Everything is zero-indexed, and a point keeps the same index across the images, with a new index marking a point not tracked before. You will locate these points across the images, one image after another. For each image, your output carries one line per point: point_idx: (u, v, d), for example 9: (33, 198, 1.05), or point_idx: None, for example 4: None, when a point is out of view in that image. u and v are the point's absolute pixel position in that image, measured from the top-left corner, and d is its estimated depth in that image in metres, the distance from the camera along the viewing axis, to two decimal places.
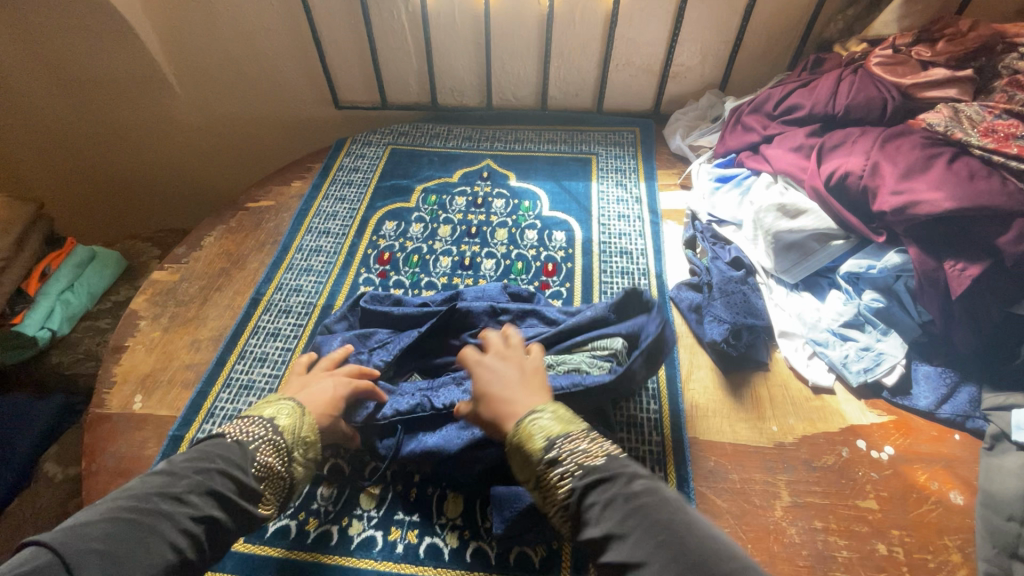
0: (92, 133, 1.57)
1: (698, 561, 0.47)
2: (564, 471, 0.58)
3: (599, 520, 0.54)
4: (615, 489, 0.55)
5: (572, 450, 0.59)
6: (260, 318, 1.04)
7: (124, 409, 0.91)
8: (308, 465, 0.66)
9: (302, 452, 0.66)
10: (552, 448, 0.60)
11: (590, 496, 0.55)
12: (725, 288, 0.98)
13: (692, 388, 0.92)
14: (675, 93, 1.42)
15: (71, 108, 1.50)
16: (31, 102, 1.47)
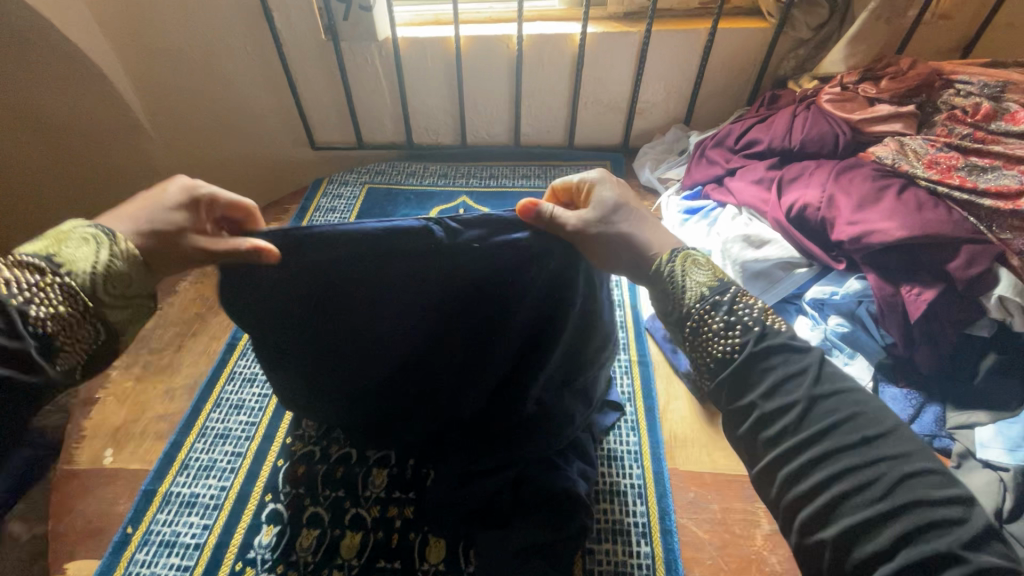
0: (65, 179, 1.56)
1: (881, 453, 0.49)
2: (726, 329, 0.59)
3: (764, 384, 0.56)
4: (790, 358, 0.57)
5: (749, 310, 0.60)
6: (236, 362, 1.03)
7: (94, 464, 0.89)
8: (118, 304, 0.55)
9: (113, 294, 0.54)
10: (718, 296, 0.61)
11: (763, 355, 0.57)
12: None
13: (671, 418, 0.93)
14: (642, 129, 1.48)
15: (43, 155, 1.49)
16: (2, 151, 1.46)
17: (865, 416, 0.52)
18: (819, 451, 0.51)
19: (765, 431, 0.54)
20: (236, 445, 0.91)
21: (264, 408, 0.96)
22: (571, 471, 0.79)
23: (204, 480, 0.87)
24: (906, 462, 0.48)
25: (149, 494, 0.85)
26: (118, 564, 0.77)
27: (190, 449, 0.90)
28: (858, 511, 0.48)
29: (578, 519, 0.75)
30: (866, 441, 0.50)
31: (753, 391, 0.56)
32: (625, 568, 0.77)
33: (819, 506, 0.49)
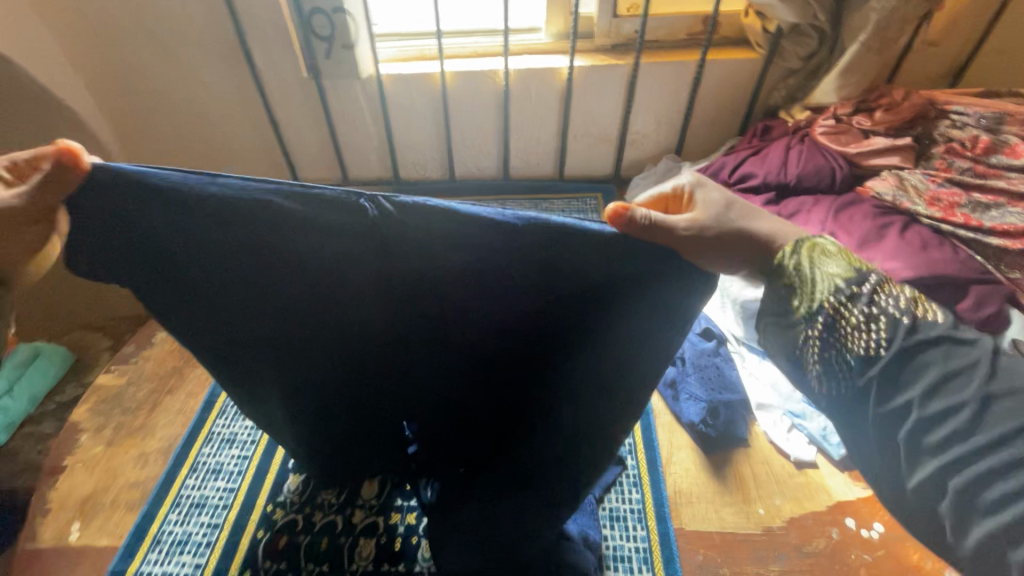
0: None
1: None
2: (868, 325, 0.58)
3: (912, 382, 0.55)
4: (945, 356, 0.56)
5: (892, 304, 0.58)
6: (213, 423, 1.00)
7: (58, 542, 0.82)
8: None
9: None
10: (857, 290, 0.59)
11: (911, 353, 0.56)
12: (698, 362, 0.98)
13: (675, 471, 0.89)
14: (634, 159, 1.45)
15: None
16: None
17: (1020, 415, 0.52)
18: (986, 452, 0.51)
19: (919, 427, 0.54)
20: (209, 514, 0.87)
21: (243, 474, 0.93)
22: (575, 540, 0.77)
23: (177, 558, 0.83)
24: None
25: None
26: None
27: (163, 521, 0.86)
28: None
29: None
30: None
31: (909, 390, 0.55)
32: None
33: (997, 511, 0.49)
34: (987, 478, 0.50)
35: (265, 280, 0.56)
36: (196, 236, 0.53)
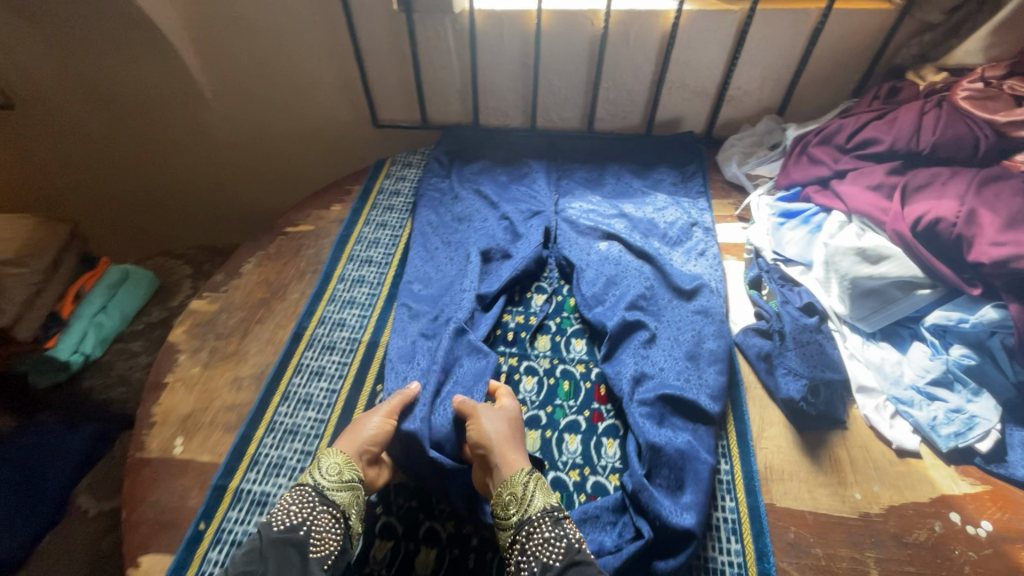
0: (117, 147, 1.49)
1: None
2: (547, 540, 0.70)
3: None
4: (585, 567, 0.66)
5: (540, 542, 0.70)
6: (345, 267, 1.14)
7: (164, 453, 0.87)
8: (338, 487, 0.76)
9: (336, 482, 0.77)
10: (542, 518, 0.72)
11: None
12: (800, 337, 0.91)
13: (765, 446, 0.85)
14: (729, 117, 1.36)
15: (93, 122, 1.44)
16: (52, 109, 1.40)
17: None
18: None
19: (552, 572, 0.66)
20: (389, 248, 1.18)
21: (342, 325, 1.03)
22: (686, 500, 0.74)
23: (289, 444, 0.88)
24: None
25: (220, 489, 0.83)
26: (215, 515, 0.80)
27: (324, 308, 1.06)
28: None
29: (684, 548, 0.71)
30: None
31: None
32: None
33: None
34: None
35: (479, 147, 1.38)
36: (460, 149, 1.38)
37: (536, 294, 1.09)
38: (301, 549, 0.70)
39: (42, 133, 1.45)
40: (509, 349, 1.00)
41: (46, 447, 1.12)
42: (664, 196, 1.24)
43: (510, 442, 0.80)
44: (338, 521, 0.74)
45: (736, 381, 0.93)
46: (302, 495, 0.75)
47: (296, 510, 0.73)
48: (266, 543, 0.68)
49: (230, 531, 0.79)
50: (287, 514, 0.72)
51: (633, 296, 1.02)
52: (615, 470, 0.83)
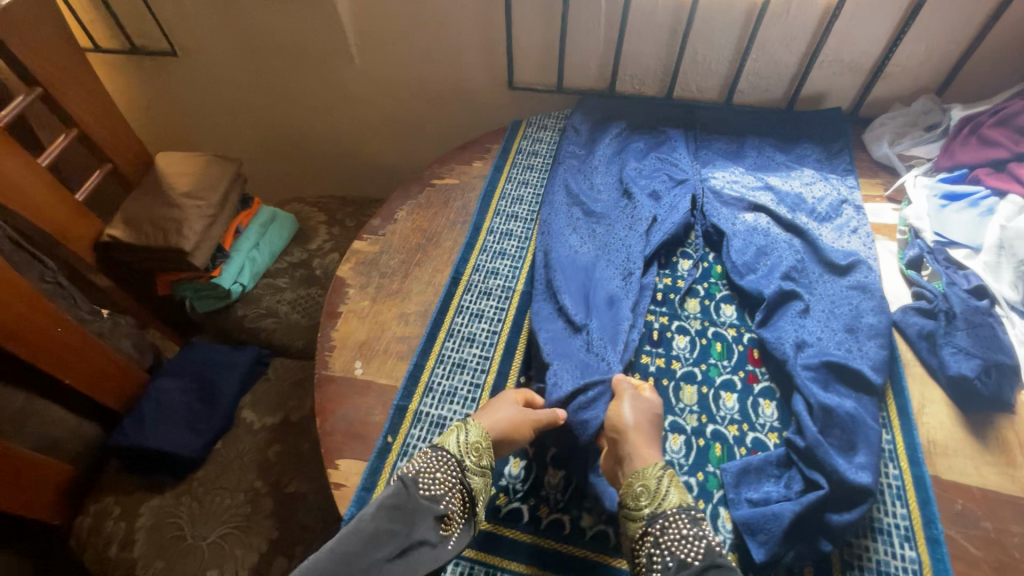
0: (261, 97, 1.59)
1: None
2: (686, 538, 0.67)
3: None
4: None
5: (676, 537, 0.68)
6: (493, 220, 1.19)
7: (347, 372, 0.96)
8: (479, 472, 0.77)
9: (475, 464, 0.78)
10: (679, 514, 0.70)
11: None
12: (971, 318, 0.90)
13: (928, 421, 0.85)
14: (881, 95, 1.32)
15: (244, 76, 1.53)
16: (209, 61, 1.51)
17: None
18: None
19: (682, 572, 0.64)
20: (533, 205, 1.23)
21: (496, 273, 1.09)
22: (858, 462, 0.76)
23: (459, 375, 0.95)
24: None
25: (402, 408, 0.91)
26: (400, 430, 0.88)
27: (478, 256, 1.12)
28: None
29: (859, 504, 0.73)
30: None
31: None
32: (890, 570, 0.72)
33: None
34: None
35: (615, 113, 1.40)
36: (596, 113, 1.40)
37: (681, 259, 1.11)
38: (437, 520, 0.70)
39: (201, 79, 1.55)
40: (658, 308, 1.03)
41: (214, 364, 1.25)
42: (810, 172, 1.22)
43: (649, 431, 0.79)
44: (468, 504, 0.75)
45: (894, 359, 0.93)
46: (447, 464, 0.76)
47: (440, 479, 0.74)
48: (412, 503, 0.70)
49: (415, 445, 0.87)
50: (434, 481, 0.73)
51: (786, 267, 1.03)
52: (775, 429, 0.86)
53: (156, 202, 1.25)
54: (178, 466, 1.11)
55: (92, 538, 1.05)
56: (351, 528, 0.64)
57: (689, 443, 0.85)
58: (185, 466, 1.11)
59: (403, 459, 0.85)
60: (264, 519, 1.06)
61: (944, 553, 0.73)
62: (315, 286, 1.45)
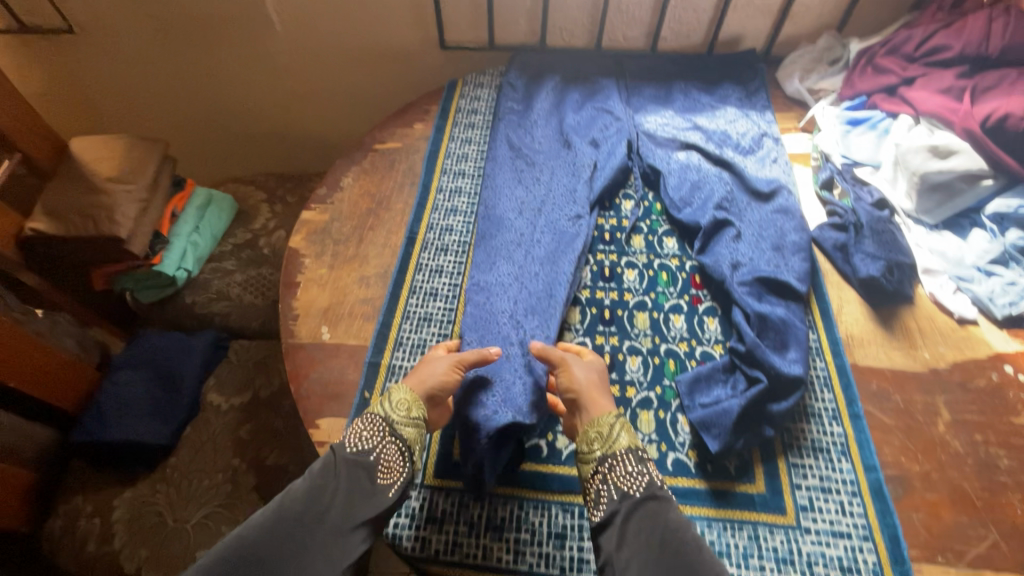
0: (177, 73, 1.50)
1: None
2: (630, 475, 0.73)
3: (628, 535, 0.67)
4: (656, 511, 0.69)
5: (621, 474, 0.73)
6: (441, 179, 1.21)
7: (315, 339, 0.97)
8: (406, 423, 0.79)
9: (403, 417, 0.79)
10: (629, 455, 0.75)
11: (631, 511, 0.69)
12: (876, 227, 1.02)
13: (846, 319, 0.98)
14: (790, 34, 1.41)
15: (155, 53, 1.44)
16: (113, 40, 1.41)
17: None
18: None
19: (623, 505, 0.70)
20: (479, 161, 1.25)
21: (450, 229, 1.12)
22: (790, 358, 0.87)
23: (426, 328, 0.99)
24: None
25: (375, 365, 0.94)
26: (376, 385, 0.92)
27: (430, 215, 1.14)
28: None
29: (793, 393, 0.84)
30: None
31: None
32: (822, 444, 0.84)
33: None
34: None
35: (549, 66, 1.43)
36: (531, 67, 1.42)
37: (624, 201, 1.18)
38: (370, 472, 0.74)
39: (106, 57, 1.44)
40: (608, 247, 1.10)
41: (170, 352, 1.22)
42: (733, 110, 1.31)
43: (601, 388, 0.82)
44: (405, 454, 0.77)
45: (814, 270, 1.04)
46: (373, 423, 0.78)
47: (368, 436, 0.77)
48: (340, 461, 0.74)
49: None
50: (360, 438, 0.76)
51: (718, 198, 1.11)
52: (719, 342, 0.95)
53: (80, 190, 1.19)
54: (148, 456, 1.10)
55: (66, 537, 1.03)
56: (281, 492, 0.69)
57: (646, 362, 0.93)
58: (156, 454, 1.10)
59: None
60: (247, 493, 1.07)
61: (864, 425, 0.85)
62: (265, 265, 1.42)
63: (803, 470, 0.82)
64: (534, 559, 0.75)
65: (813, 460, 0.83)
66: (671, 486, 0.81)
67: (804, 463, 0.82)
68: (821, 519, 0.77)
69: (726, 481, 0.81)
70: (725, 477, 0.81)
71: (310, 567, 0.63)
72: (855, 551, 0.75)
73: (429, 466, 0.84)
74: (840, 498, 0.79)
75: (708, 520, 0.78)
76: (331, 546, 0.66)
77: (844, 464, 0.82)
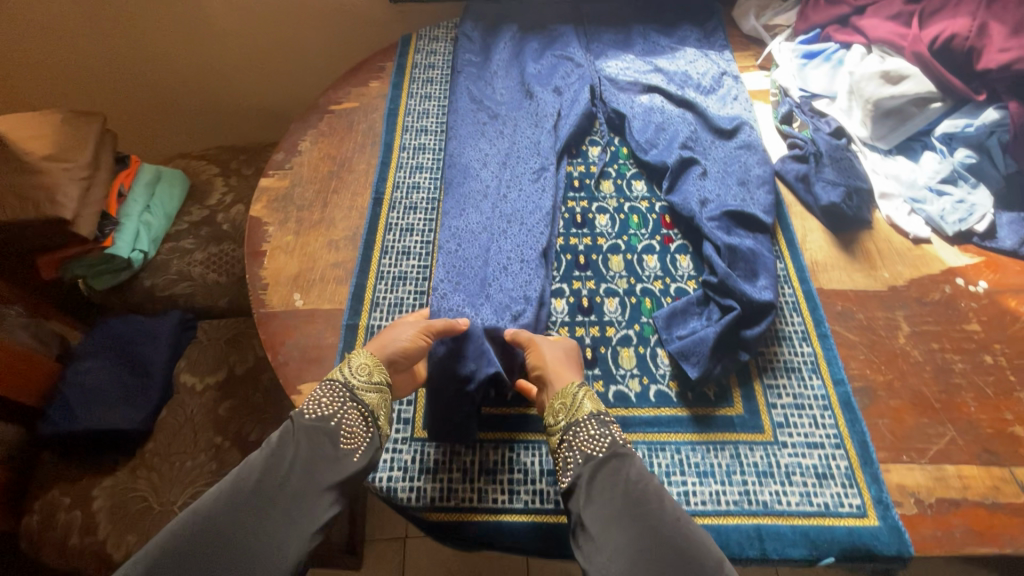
0: (105, 43, 1.38)
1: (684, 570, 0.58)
2: (591, 437, 0.73)
3: (596, 498, 0.67)
4: (617, 468, 0.69)
5: (585, 437, 0.73)
6: (403, 137, 1.18)
7: (288, 306, 0.94)
8: (368, 388, 0.77)
9: (364, 382, 0.77)
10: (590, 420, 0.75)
11: (595, 473, 0.69)
12: (834, 155, 1.05)
13: (810, 247, 1.01)
14: None
15: (75, 18, 1.32)
16: (28, 8, 1.29)
17: None
18: None
19: (586, 464, 0.71)
20: (440, 117, 1.22)
21: (417, 187, 1.10)
22: (759, 286, 0.90)
23: (401, 287, 0.98)
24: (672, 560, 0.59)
25: (353, 327, 0.93)
26: (356, 346, 0.91)
27: (395, 174, 1.11)
28: None
29: (764, 317, 0.88)
30: None
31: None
32: (794, 364, 0.88)
33: None
34: None
35: (504, 15, 1.38)
36: (486, 17, 1.37)
37: (591, 147, 1.18)
38: (331, 437, 0.72)
39: (21, 27, 1.32)
40: (578, 194, 1.10)
41: (134, 337, 1.17)
42: (692, 51, 1.31)
43: (569, 363, 0.82)
44: (369, 419, 0.76)
45: (778, 202, 1.07)
46: (332, 389, 0.76)
47: (328, 403, 0.75)
48: (299, 428, 0.71)
49: None
50: (319, 405, 0.74)
51: (682, 137, 1.12)
52: (692, 277, 0.97)
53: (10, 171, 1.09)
54: (124, 443, 1.07)
55: (46, 531, 1.00)
56: (238, 465, 0.67)
57: (623, 302, 0.95)
58: (132, 439, 1.07)
59: None
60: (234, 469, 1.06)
61: (831, 343, 0.89)
62: (226, 241, 1.36)
63: (777, 390, 0.85)
64: (529, 496, 0.77)
65: (786, 379, 0.86)
66: (655, 416, 0.83)
67: (779, 382, 0.86)
68: (796, 432, 0.82)
69: (706, 406, 0.84)
70: (706, 402, 0.85)
71: (274, 534, 0.62)
72: (829, 458, 0.79)
73: (416, 421, 0.84)
74: (813, 412, 0.83)
75: (691, 444, 0.81)
76: (296, 512, 0.64)
77: (815, 380, 0.86)
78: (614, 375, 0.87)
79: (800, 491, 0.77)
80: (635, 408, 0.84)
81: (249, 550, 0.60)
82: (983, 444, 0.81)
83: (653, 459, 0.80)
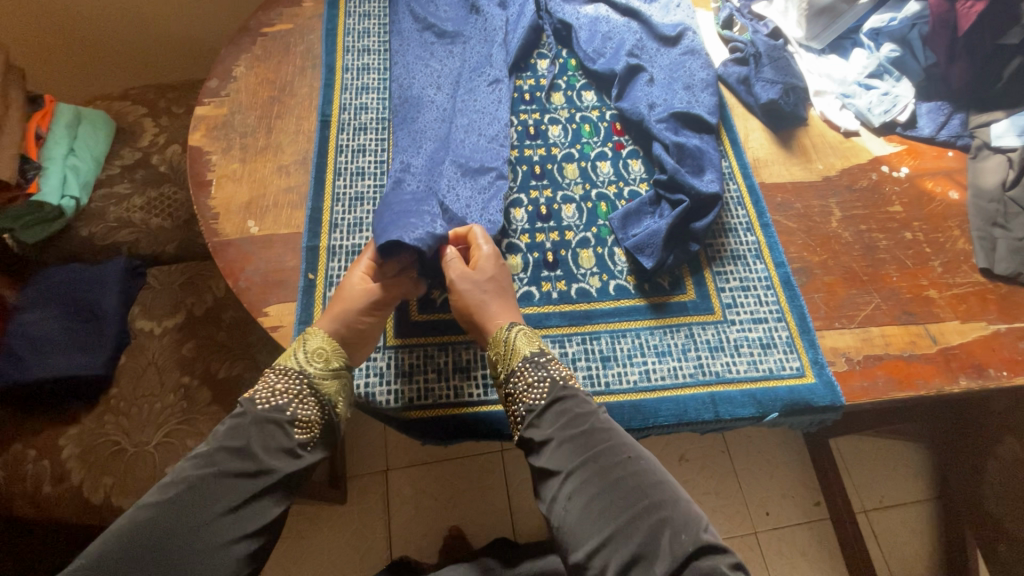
0: None
1: (643, 509, 0.61)
2: (535, 382, 0.74)
3: (551, 442, 0.69)
4: (567, 408, 0.71)
5: (524, 382, 0.75)
6: (344, 58, 1.13)
7: (243, 234, 0.92)
8: (325, 375, 0.75)
9: (322, 369, 0.75)
10: (533, 359, 0.76)
11: (545, 416, 0.71)
12: (772, 54, 1.08)
13: (752, 145, 1.06)
14: None
15: None
16: None
17: (638, 529, 0.59)
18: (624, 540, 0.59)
19: (538, 412, 0.72)
20: (382, 36, 1.17)
21: (364, 108, 1.07)
22: (706, 180, 0.94)
23: (359, 207, 0.97)
24: (632, 502, 0.61)
25: (314, 249, 0.92)
26: (318, 267, 0.90)
27: (340, 96, 1.08)
28: (580, 541, 0.61)
29: (712, 209, 0.93)
30: (637, 544, 0.58)
31: (576, 540, 0.61)
32: (740, 252, 0.94)
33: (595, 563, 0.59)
34: (589, 529, 0.61)
35: None
36: None
37: (539, 61, 1.17)
38: (286, 427, 0.69)
39: None
40: (529, 107, 1.10)
41: (77, 286, 1.11)
42: None
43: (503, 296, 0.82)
44: (325, 406, 0.74)
45: (721, 104, 1.11)
46: (288, 376, 0.73)
47: (283, 390, 0.72)
48: (251, 417, 0.68)
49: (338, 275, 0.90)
50: (272, 393, 0.71)
51: (629, 45, 1.12)
52: (643, 180, 1.01)
53: None
54: (86, 390, 1.04)
55: (13, 483, 0.98)
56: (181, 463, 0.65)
57: (580, 208, 0.98)
58: (92, 387, 1.04)
59: (331, 289, 0.89)
60: (206, 406, 1.06)
61: (772, 231, 0.96)
62: (165, 183, 1.29)
63: (726, 275, 0.92)
64: None
65: (733, 264, 0.93)
66: (615, 307, 0.89)
67: (726, 267, 0.93)
68: (743, 311, 0.89)
69: (662, 295, 0.90)
70: (661, 292, 0.90)
71: (221, 534, 0.60)
72: (771, 330, 0.87)
73: (388, 331, 0.85)
74: (757, 292, 0.91)
75: (650, 329, 0.87)
76: (246, 507, 0.63)
77: (759, 265, 0.93)
78: (576, 274, 0.91)
79: (747, 360, 0.85)
80: (597, 302, 0.89)
81: (197, 552, 0.59)
82: (902, 307, 0.90)
83: (615, 345, 0.85)
